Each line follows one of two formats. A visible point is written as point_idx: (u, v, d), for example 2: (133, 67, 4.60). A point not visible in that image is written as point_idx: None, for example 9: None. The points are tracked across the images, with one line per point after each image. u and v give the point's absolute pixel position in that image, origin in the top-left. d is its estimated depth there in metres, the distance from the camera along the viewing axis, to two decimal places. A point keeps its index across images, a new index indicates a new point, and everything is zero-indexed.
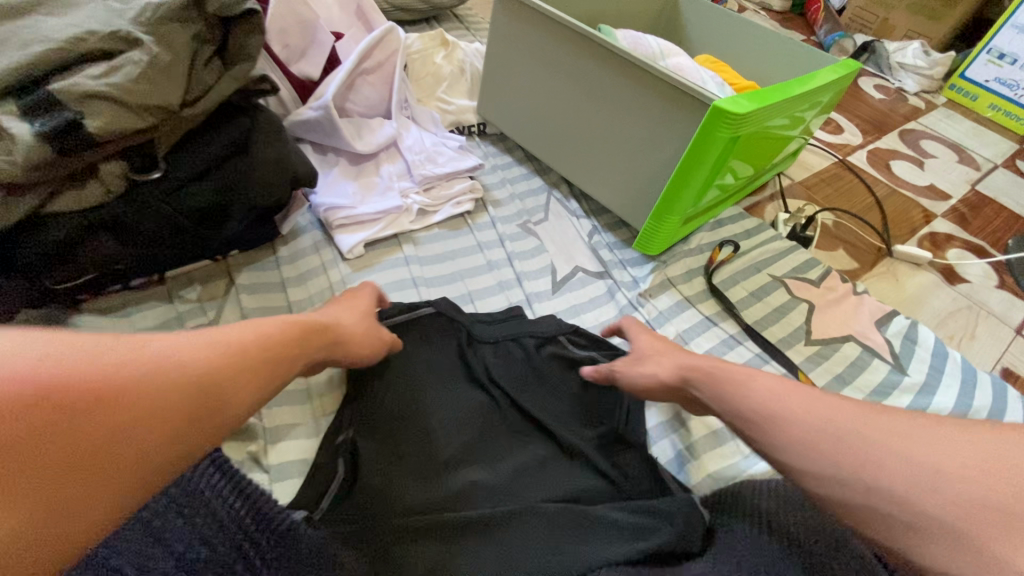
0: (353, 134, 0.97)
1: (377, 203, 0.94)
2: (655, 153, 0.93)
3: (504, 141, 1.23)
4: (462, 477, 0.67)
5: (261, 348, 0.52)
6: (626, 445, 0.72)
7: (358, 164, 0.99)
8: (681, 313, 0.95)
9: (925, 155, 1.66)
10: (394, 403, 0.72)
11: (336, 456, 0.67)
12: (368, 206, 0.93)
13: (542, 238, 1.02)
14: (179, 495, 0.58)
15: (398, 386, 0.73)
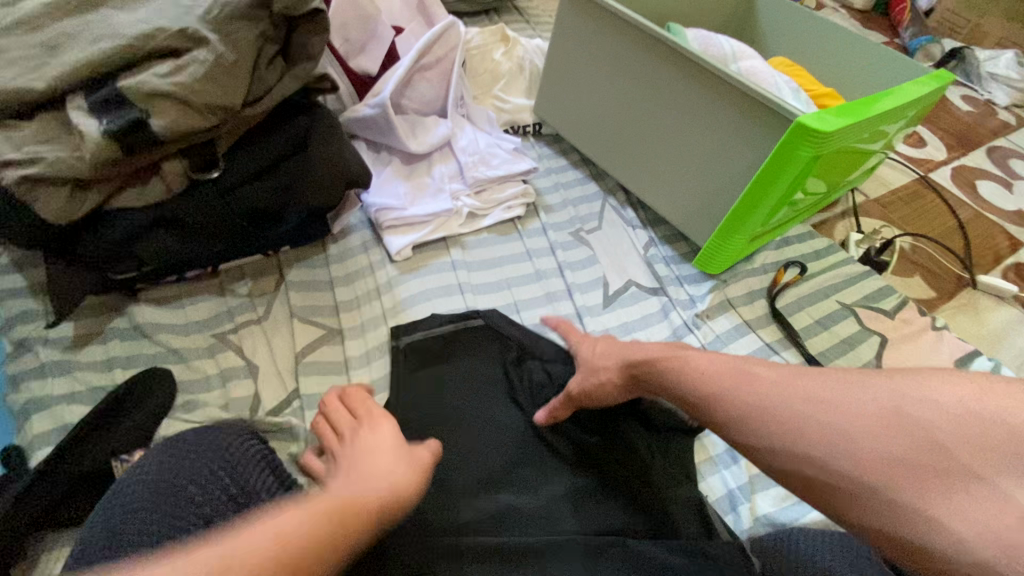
0: (407, 132, 0.95)
1: (429, 205, 0.92)
2: (724, 168, 0.87)
3: (560, 142, 1.19)
4: (498, 499, 0.64)
5: (378, 512, 0.44)
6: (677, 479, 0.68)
7: (411, 163, 0.97)
8: (739, 338, 0.89)
9: (1016, 176, 1.52)
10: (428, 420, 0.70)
11: None
12: (420, 208, 0.91)
13: (594, 249, 0.98)
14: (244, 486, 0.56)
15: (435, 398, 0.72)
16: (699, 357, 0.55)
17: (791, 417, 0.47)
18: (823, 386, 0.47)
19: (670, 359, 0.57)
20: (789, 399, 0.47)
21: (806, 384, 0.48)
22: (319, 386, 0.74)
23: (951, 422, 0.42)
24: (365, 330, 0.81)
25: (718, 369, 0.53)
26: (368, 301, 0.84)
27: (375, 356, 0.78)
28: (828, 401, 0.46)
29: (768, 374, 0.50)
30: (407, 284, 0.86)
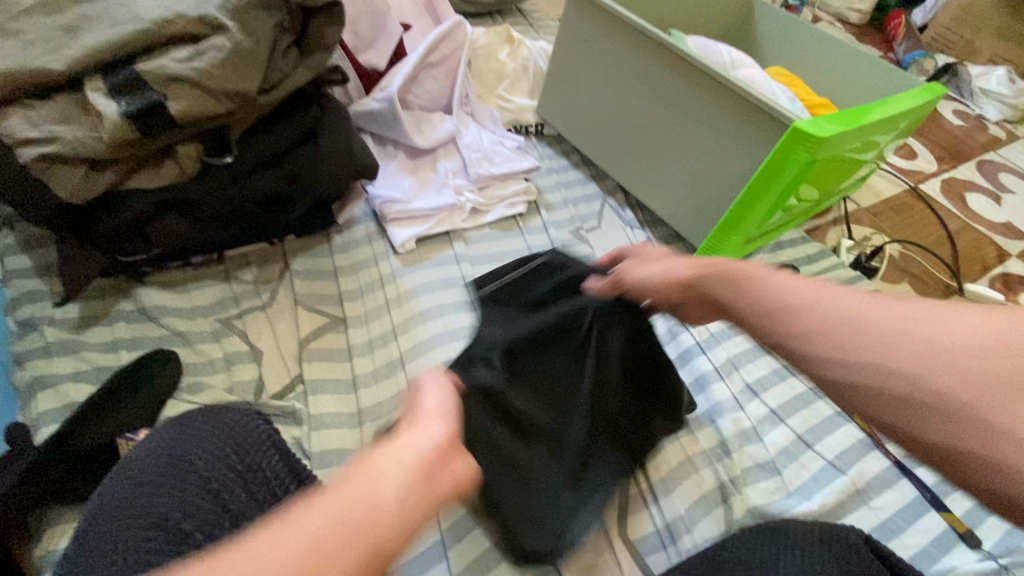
0: (413, 128, 0.97)
1: (434, 199, 0.94)
2: (722, 172, 0.89)
3: (561, 143, 1.21)
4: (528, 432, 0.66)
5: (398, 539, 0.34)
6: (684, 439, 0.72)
7: (417, 158, 0.99)
8: (734, 337, 0.91)
9: (1003, 190, 1.56)
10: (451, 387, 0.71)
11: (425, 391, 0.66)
12: (425, 202, 0.93)
13: (594, 247, 1.00)
14: (241, 467, 0.53)
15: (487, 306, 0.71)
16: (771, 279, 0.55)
17: (839, 332, 0.48)
18: (832, 293, 0.51)
19: (728, 273, 0.57)
20: (799, 301, 0.52)
21: (865, 304, 0.49)
22: (322, 373, 0.74)
23: (971, 342, 0.43)
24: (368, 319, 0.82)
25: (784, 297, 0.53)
26: (371, 292, 0.85)
27: (378, 345, 0.79)
28: (891, 315, 0.47)
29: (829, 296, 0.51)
30: (410, 276, 0.88)
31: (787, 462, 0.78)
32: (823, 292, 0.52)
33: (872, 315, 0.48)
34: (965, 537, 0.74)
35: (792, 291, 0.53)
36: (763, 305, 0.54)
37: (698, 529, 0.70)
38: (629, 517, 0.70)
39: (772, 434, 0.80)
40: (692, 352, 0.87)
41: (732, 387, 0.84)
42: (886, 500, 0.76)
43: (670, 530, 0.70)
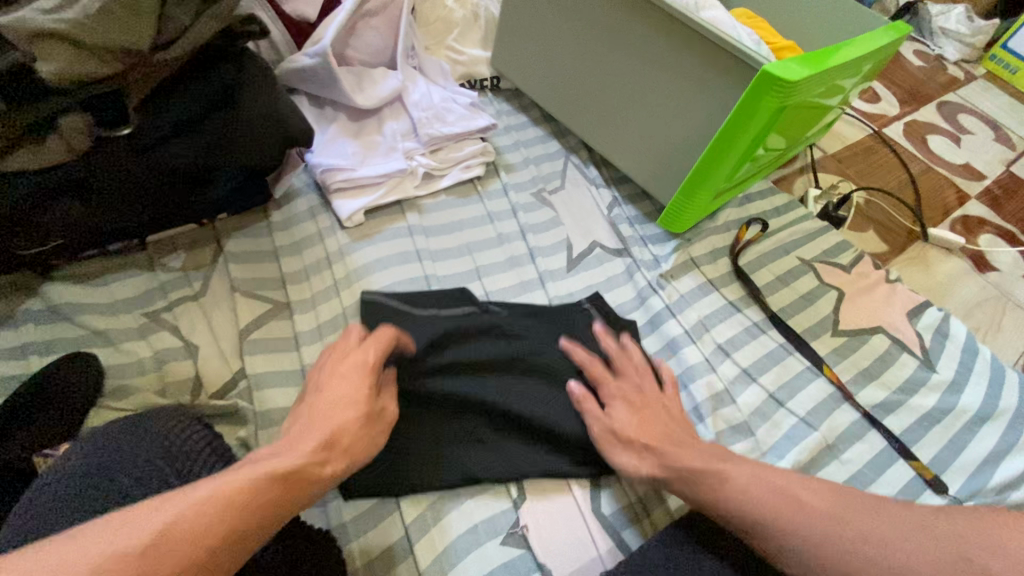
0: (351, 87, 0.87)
1: (381, 163, 0.85)
2: (690, 123, 0.83)
3: (518, 98, 1.13)
4: (472, 422, 0.66)
5: (352, 436, 0.53)
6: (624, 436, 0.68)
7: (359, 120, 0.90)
8: (703, 298, 0.88)
9: (963, 130, 1.56)
10: (433, 356, 0.70)
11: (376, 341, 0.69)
12: (370, 166, 0.84)
13: (557, 210, 0.94)
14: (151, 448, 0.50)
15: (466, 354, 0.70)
16: (736, 470, 0.56)
17: (818, 519, 0.51)
18: (793, 488, 0.54)
19: (707, 475, 0.56)
20: (765, 497, 0.53)
21: (869, 517, 0.50)
22: (268, 366, 0.68)
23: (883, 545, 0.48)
24: (316, 301, 0.75)
25: (773, 501, 0.53)
26: (317, 272, 0.77)
27: (329, 330, 0.72)
28: (891, 525, 0.50)
29: (804, 487, 0.54)
30: (360, 252, 0.81)
31: (760, 423, 0.77)
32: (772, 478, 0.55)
33: (891, 533, 0.49)
34: (931, 484, 0.74)
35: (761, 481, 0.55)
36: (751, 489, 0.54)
37: (674, 496, 0.69)
38: (603, 490, 0.68)
39: (743, 395, 0.78)
40: (662, 317, 0.83)
41: (702, 349, 0.81)
42: (857, 451, 0.76)
43: (643, 500, 0.68)
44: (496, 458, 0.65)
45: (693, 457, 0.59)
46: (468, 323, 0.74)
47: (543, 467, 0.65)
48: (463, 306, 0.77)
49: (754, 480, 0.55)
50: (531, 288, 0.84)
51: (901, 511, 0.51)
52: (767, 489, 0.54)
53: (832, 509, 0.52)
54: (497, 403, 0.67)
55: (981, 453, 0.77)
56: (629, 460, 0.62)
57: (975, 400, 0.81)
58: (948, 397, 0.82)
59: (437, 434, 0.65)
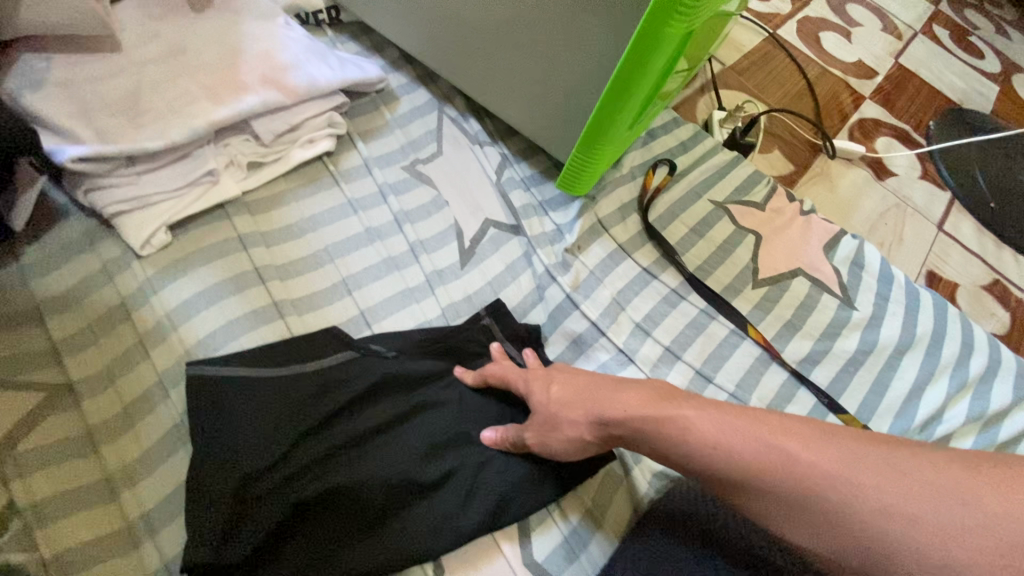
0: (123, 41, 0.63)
1: (180, 122, 0.62)
2: (578, 62, 0.66)
3: (369, 33, 0.90)
4: (359, 502, 0.52)
5: None
6: (546, 475, 0.57)
7: (119, 71, 0.62)
8: (615, 269, 0.76)
9: (852, 24, 1.51)
10: (292, 427, 0.53)
11: (207, 425, 0.51)
12: (157, 135, 0.60)
13: (438, 186, 0.76)
14: None
15: (337, 420, 0.56)
16: (703, 415, 0.43)
17: (803, 475, 0.39)
18: (791, 433, 0.40)
19: (666, 424, 0.44)
20: (751, 446, 0.40)
21: (862, 470, 0.37)
22: (53, 487, 0.48)
23: (905, 495, 0.36)
24: (114, 373, 0.54)
25: (749, 453, 0.40)
26: (110, 329, 0.56)
27: (143, 412, 0.53)
28: (896, 484, 0.36)
29: (787, 431, 0.40)
30: (174, 285, 0.59)
31: None
32: (757, 422, 0.41)
33: (897, 499, 0.36)
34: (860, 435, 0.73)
35: (741, 430, 0.41)
36: (729, 448, 0.41)
37: (609, 518, 0.61)
38: (531, 535, 0.58)
39: (669, 378, 0.70)
40: (563, 311, 0.72)
41: (618, 338, 0.71)
42: None
43: (577, 532, 0.59)
44: (396, 539, 0.52)
45: (647, 399, 0.46)
46: (342, 377, 0.57)
47: (459, 541, 0.53)
48: (329, 356, 0.59)
49: (723, 428, 0.42)
50: (417, 294, 0.68)
51: (914, 463, 0.37)
52: (738, 436, 0.41)
53: (825, 464, 0.38)
54: (386, 472, 0.54)
55: (902, 391, 0.76)
56: (565, 458, 0.52)
57: (895, 332, 0.80)
58: (870, 334, 0.79)
59: (319, 537, 0.51)
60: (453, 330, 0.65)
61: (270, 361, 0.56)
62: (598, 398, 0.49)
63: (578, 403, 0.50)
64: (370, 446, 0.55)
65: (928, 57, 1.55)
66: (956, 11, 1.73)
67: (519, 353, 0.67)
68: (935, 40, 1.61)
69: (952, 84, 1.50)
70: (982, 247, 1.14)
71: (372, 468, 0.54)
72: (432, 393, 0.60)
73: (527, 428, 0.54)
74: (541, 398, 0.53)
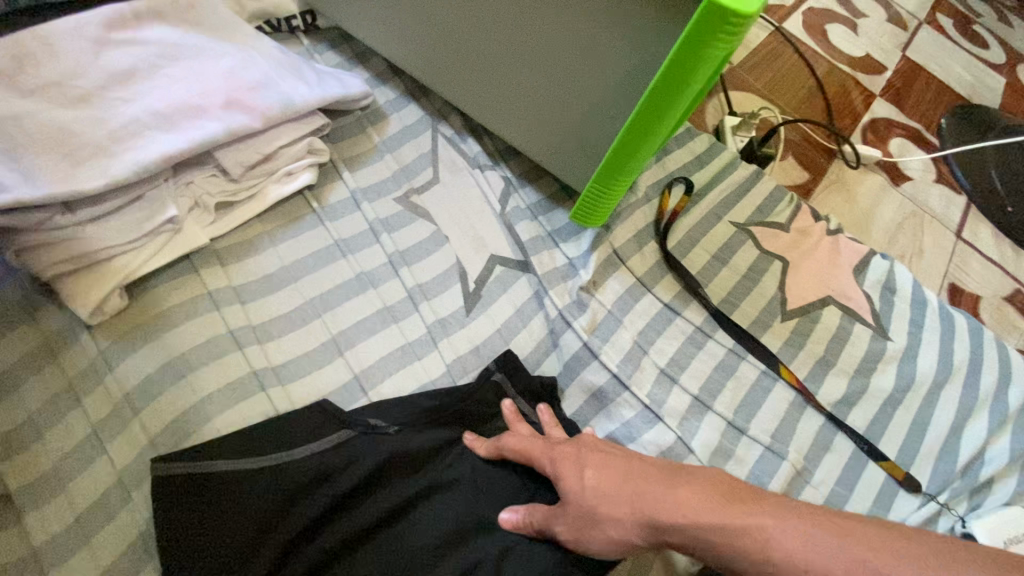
0: (57, 69, 0.53)
1: (126, 157, 0.51)
2: (597, 81, 0.58)
3: (349, 40, 0.80)
4: None
5: None
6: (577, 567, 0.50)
7: (44, 95, 0.52)
8: (635, 307, 0.69)
9: (857, 14, 1.44)
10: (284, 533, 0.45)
11: (184, 537, 0.43)
12: (99, 174, 0.50)
13: (436, 219, 0.68)
14: None
15: (335, 518, 0.48)
16: (782, 527, 0.37)
17: None
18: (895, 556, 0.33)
19: (737, 536, 0.38)
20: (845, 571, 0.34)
21: None
22: None
23: None
24: (63, 477, 0.45)
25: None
26: (58, 419, 0.47)
27: (100, 521, 0.45)
28: None
29: (891, 555, 0.34)
30: (132, 360, 0.50)
31: (722, 463, 0.63)
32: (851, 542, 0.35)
33: None
34: (902, 483, 0.67)
35: (832, 551, 0.35)
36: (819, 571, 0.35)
37: None
38: None
39: (701, 431, 0.63)
40: (580, 361, 0.64)
41: (643, 389, 0.64)
42: (827, 466, 0.66)
43: None
44: None
45: (711, 502, 0.40)
46: (339, 464, 0.49)
47: None
48: (324, 438, 0.50)
49: (807, 545, 0.36)
50: (418, 350, 0.60)
51: None
52: (831, 557, 0.34)
53: None
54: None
55: (942, 430, 0.71)
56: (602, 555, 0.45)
57: (932, 363, 0.74)
58: (906, 367, 0.74)
59: None
60: (463, 392, 0.57)
61: (252, 450, 0.48)
62: (649, 497, 0.42)
63: (625, 499, 0.43)
64: (374, 545, 0.48)
65: (935, 48, 1.49)
66: None
67: (533, 411, 0.59)
68: (941, 29, 1.55)
69: (960, 77, 1.45)
70: (1001, 255, 1.09)
71: (381, 572, 0.47)
72: (443, 472, 0.53)
73: (556, 518, 0.47)
74: (573, 484, 0.46)
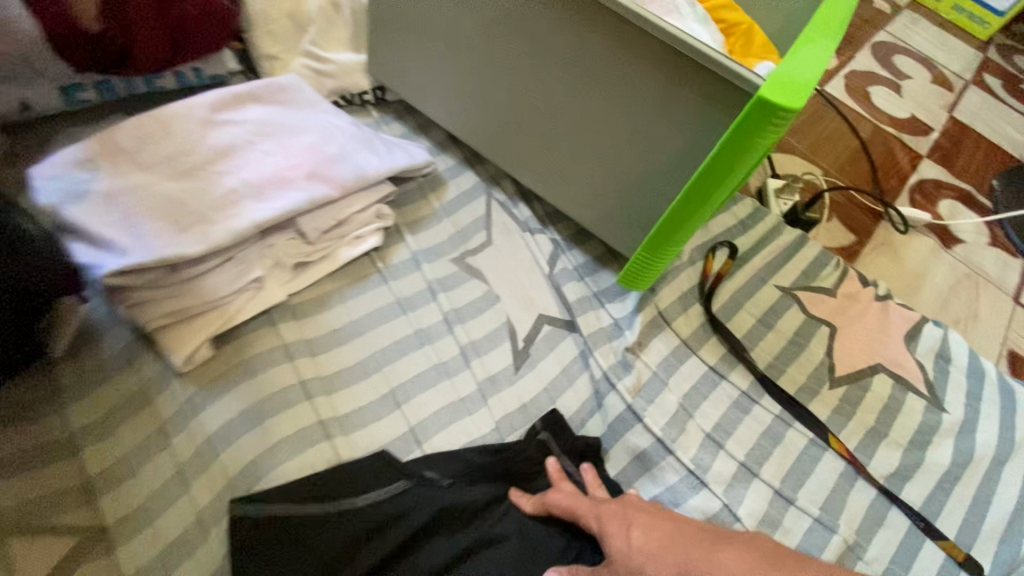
0: (170, 147, 0.61)
1: (224, 225, 0.58)
2: (647, 158, 0.62)
3: (414, 112, 0.88)
4: None
5: None
6: None
7: (158, 169, 0.59)
8: (679, 368, 0.71)
9: (901, 77, 1.45)
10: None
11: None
12: (199, 239, 0.57)
13: (488, 279, 0.72)
14: None
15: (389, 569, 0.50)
16: None
17: None
18: None
19: None
20: None
21: None
22: None
23: None
24: (151, 515, 0.50)
25: None
26: (149, 459, 0.52)
27: (179, 558, 0.49)
28: None
29: None
30: (217, 406, 0.55)
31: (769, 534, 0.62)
32: None
33: None
34: (965, 565, 0.64)
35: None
36: None
37: None
38: None
39: (749, 499, 0.63)
40: (624, 423, 0.65)
41: (687, 454, 0.64)
42: (881, 543, 0.64)
43: None
44: None
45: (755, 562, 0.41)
46: (393, 515, 0.52)
47: None
48: (382, 489, 0.53)
49: None
50: (469, 405, 0.63)
51: None
52: None
53: None
54: None
55: (1009, 507, 0.68)
56: None
57: (992, 438, 0.72)
58: (964, 441, 0.71)
59: None
60: (510, 448, 0.60)
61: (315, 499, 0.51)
62: (692, 558, 0.43)
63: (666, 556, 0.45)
64: None
65: (984, 108, 1.48)
66: (1006, 59, 1.67)
67: (577, 470, 0.61)
68: (989, 89, 1.54)
69: (1011, 137, 1.43)
70: None
71: None
72: (490, 528, 0.54)
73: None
74: (620, 544, 0.48)
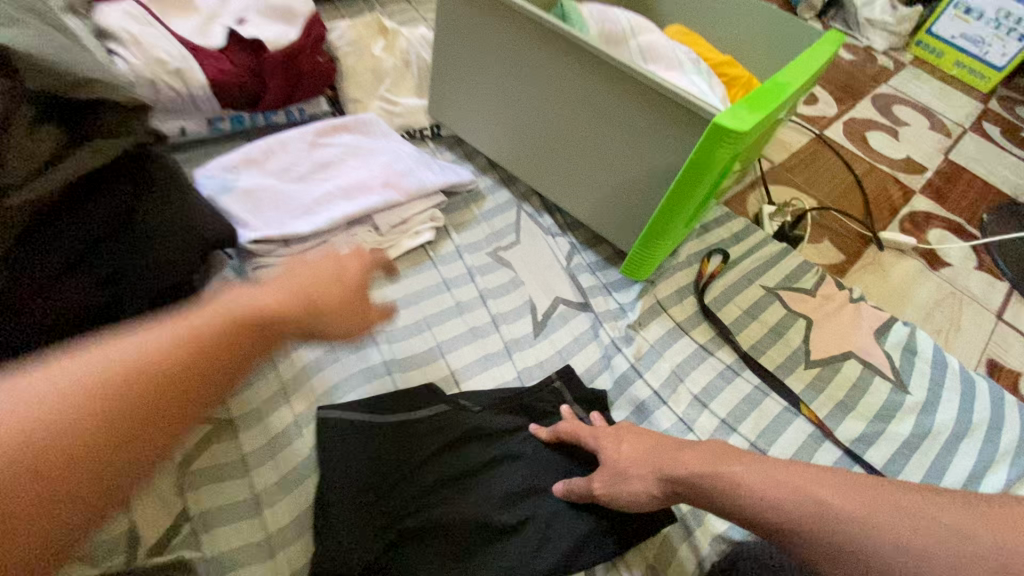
0: (287, 161, 0.83)
1: (323, 215, 0.79)
2: (641, 172, 0.80)
3: (462, 143, 1.10)
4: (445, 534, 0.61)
5: None
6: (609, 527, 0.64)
7: (279, 176, 0.82)
8: (673, 344, 0.85)
9: (898, 123, 1.61)
10: (400, 468, 0.64)
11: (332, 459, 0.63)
12: (307, 223, 0.78)
13: (517, 269, 0.90)
14: None
15: (433, 465, 0.66)
16: (750, 470, 0.53)
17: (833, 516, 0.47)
18: (823, 483, 0.49)
19: (719, 478, 0.54)
20: (785, 491, 0.50)
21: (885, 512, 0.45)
22: (216, 501, 0.61)
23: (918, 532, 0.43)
24: (263, 414, 0.68)
25: (788, 500, 0.49)
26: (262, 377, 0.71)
27: (281, 446, 0.66)
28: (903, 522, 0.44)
29: (822, 483, 0.49)
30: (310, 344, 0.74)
31: None
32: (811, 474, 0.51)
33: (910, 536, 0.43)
34: None
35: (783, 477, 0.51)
36: (775, 494, 0.50)
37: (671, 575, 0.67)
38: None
39: None
40: (624, 382, 0.80)
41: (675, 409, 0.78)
42: None
43: None
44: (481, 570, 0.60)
45: (707, 457, 0.56)
46: (438, 427, 0.68)
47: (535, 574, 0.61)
48: (429, 409, 0.70)
49: (772, 482, 0.51)
50: (498, 360, 0.80)
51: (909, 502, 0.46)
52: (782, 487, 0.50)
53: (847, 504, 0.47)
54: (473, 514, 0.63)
55: (963, 473, 0.78)
56: (637, 505, 0.60)
57: (951, 416, 0.82)
58: (925, 418, 0.82)
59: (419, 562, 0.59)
60: (530, 391, 0.76)
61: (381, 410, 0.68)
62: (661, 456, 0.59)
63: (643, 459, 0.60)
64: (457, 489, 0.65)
65: (980, 152, 1.61)
66: (1006, 109, 1.80)
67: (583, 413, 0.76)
68: (986, 135, 1.67)
69: (1005, 177, 1.55)
70: None
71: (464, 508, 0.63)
72: (511, 445, 0.69)
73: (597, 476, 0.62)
74: (611, 451, 0.63)
